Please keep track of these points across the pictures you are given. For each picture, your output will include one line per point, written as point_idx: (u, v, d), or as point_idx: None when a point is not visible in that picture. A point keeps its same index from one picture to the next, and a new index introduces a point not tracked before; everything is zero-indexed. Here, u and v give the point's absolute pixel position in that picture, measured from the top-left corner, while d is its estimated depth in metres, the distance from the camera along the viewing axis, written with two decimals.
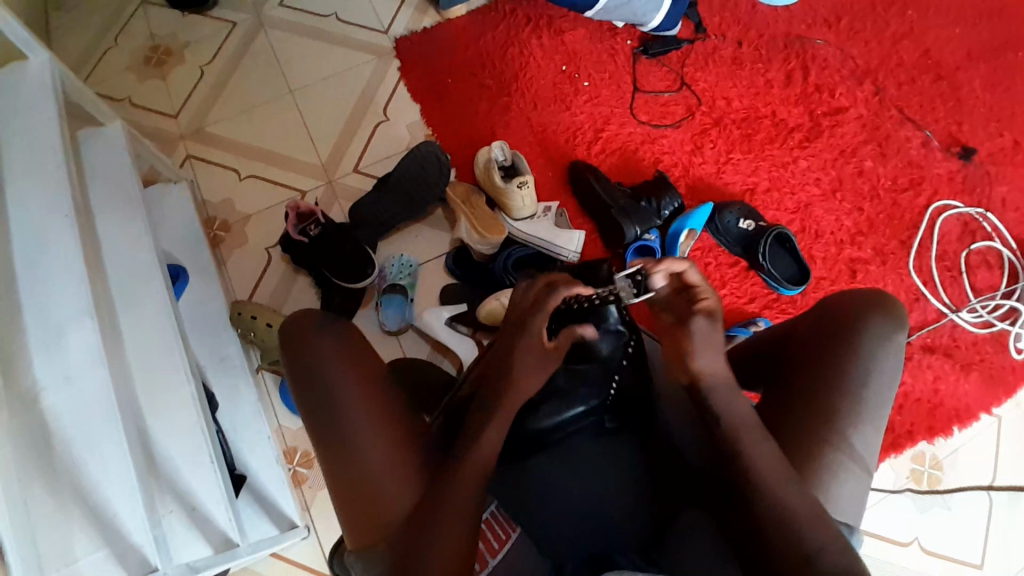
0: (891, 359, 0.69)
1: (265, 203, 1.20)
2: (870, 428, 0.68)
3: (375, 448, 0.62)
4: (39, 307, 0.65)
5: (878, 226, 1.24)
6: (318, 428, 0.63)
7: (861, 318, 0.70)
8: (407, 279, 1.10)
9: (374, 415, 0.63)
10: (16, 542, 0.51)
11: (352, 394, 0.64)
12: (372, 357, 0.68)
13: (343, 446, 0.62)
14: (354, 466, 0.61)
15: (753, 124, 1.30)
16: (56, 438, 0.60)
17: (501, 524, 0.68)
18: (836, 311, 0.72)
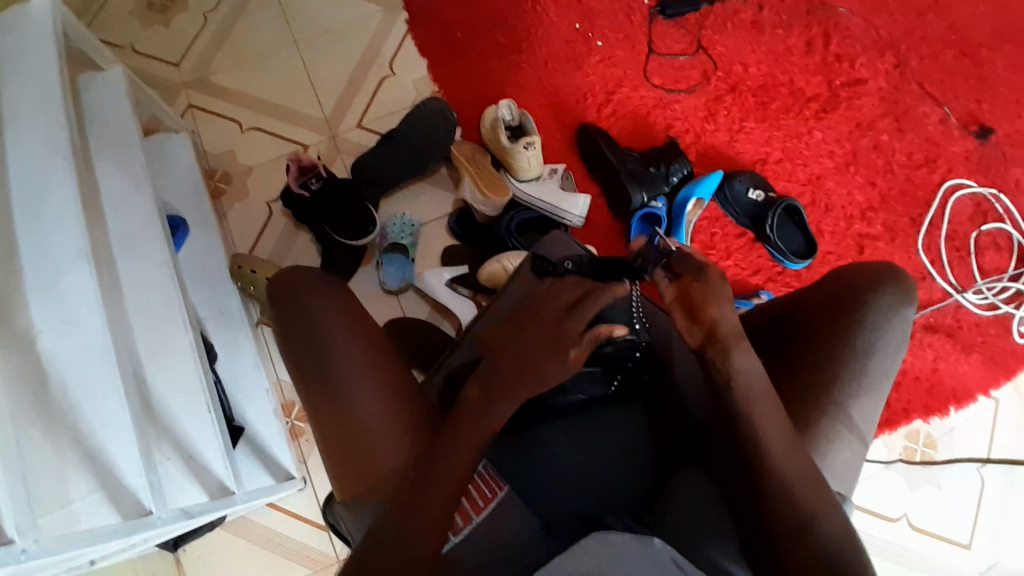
0: (896, 333, 0.69)
1: (267, 157, 1.18)
2: (870, 400, 0.68)
3: (373, 400, 0.62)
4: (38, 250, 0.64)
5: (890, 203, 1.22)
6: (313, 386, 0.63)
7: (868, 291, 0.69)
8: (409, 238, 1.08)
9: (371, 368, 0.64)
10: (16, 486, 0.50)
11: (348, 353, 0.64)
12: (367, 317, 0.67)
13: (339, 406, 0.62)
14: (350, 424, 0.62)
15: (769, 92, 1.26)
16: (52, 380, 0.60)
17: (488, 481, 0.64)
18: (844, 283, 0.71)
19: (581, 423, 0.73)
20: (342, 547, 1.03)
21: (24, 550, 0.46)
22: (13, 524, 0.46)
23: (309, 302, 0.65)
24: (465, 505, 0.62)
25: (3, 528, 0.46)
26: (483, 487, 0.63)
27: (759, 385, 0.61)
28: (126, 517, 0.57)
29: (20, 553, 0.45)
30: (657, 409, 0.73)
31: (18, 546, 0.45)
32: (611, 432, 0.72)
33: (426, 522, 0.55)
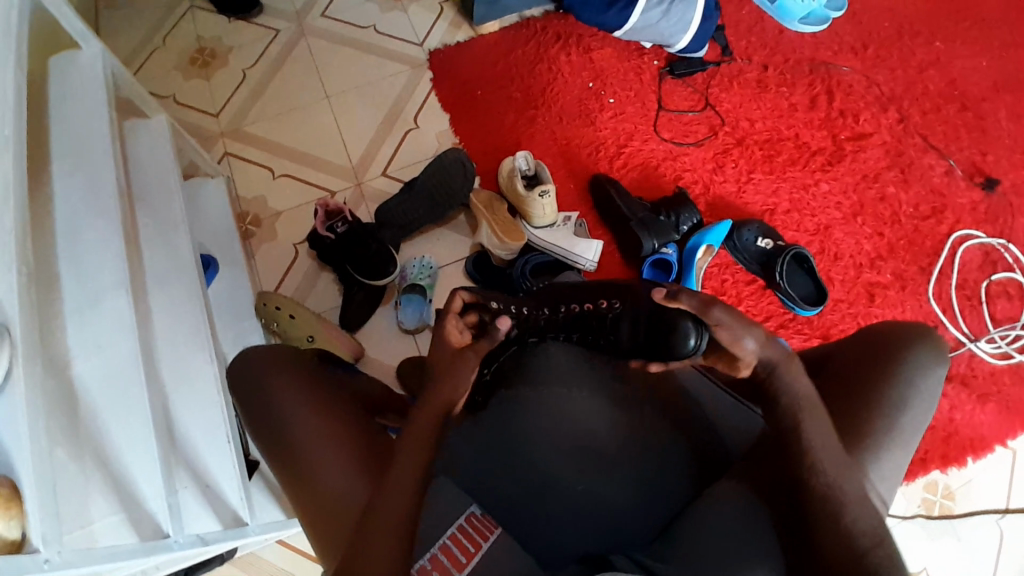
0: (928, 392, 0.64)
1: (295, 201, 1.24)
2: (897, 453, 0.63)
3: (330, 466, 0.64)
4: (80, 281, 0.70)
5: (898, 252, 1.24)
6: (286, 472, 0.66)
7: (899, 353, 0.65)
8: (427, 280, 1.12)
9: (327, 438, 0.66)
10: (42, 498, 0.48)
11: (306, 435, 0.66)
12: (334, 401, 0.69)
13: (298, 457, 0.65)
14: (322, 506, 0.63)
15: (775, 146, 1.31)
16: (82, 403, 0.65)
17: (477, 528, 0.63)
18: (875, 343, 0.67)
19: (598, 457, 0.71)
20: None
21: (47, 560, 0.45)
22: (38, 534, 0.46)
23: (251, 364, 0.72)
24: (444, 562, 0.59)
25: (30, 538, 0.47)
26: (465, 542, 0.61)
27: (817, 412, 0.59)
28: (145, 538, 0.59)
29: (44, 563, 0.45)
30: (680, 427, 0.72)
31: (41, 556, 0.45)
32: (649, 453, 0.70)
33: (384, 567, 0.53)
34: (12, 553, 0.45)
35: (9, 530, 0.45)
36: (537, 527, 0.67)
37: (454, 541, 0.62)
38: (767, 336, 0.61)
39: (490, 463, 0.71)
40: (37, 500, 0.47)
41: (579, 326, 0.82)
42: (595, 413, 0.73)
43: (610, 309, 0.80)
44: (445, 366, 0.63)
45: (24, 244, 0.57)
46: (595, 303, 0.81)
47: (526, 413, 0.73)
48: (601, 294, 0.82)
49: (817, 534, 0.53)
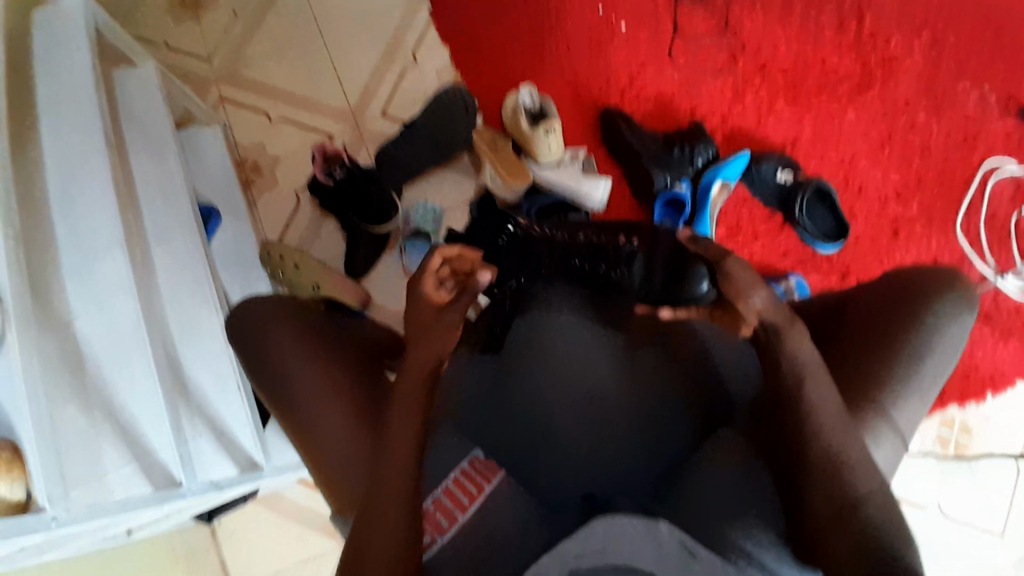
0: (954, 339, 0.61)
1: (294, 146, 1.20)
2: (914, 402, 0.60)
3: (337, 426, 0.64)
4: (76, 237, 0.68)
5: (926, 183, 1.17)
6: (292, 429, 0.66)
7: (920, 297, 0.62)
8: (432, 225, 1.10)
9: (333, 396, 0.65)
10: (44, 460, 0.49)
11: (308, 392, 0.66)
12: (334, 355, 0.68)
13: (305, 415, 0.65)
14: (330, 462, 0.64)
15: (799, 72, 1.22)
16: (87, 358, 0.64)
17: (478, 473, 0.62)
18: (901, 288, 0.63)
19: (608, 402, 0.69)
20: None
21: (55, 518, 0.49)
22: (43, 493, 0.49)
23: (252, 319, 0.70)
24: (447, 505, 0.59)
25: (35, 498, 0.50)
26: (467, 485, 0.60)
27: (819, 366, 0.58)
28: (158, 487, 0.62)
29: (52, 521, 0.48)
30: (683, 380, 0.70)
31: (48, 514, 0.48)
32: (648, 407, 0.69)
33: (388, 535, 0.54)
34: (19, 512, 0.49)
35: (12, 492, 0.49)
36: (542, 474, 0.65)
37: (457, 485, 0.61)
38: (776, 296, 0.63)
39: (490, 417, 0.71)
40: (40, 467, 0.49)
41: (591, 260, 0.80)
42: (600, 361, 0.72)
43: (626, 246, 0.80)
44: (426, 316, 0.65)
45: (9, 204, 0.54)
46: (614, 240, 0.81)
47: (529, 372, 0.72)
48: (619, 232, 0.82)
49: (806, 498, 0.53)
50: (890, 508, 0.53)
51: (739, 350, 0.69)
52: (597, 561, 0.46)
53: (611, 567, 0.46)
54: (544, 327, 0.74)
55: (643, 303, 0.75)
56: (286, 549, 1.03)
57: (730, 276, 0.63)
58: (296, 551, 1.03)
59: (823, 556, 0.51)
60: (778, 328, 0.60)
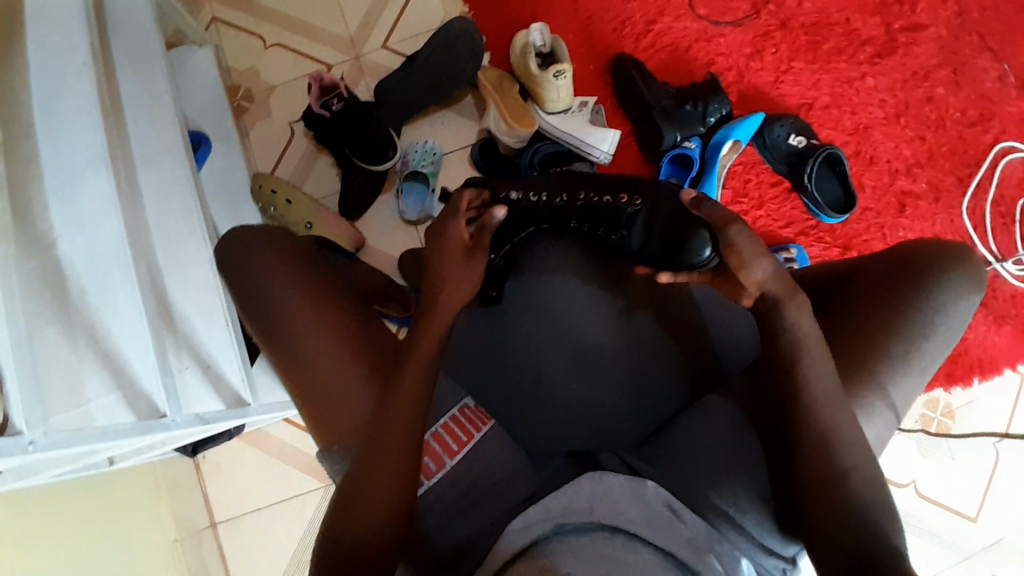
0: (958, 318, 0.60)
1: (289, 74, 1.14)
2: (912, 379, 0.59)
3: (330, 366, 0.61)
4: (56, 152, 0.65)
5: (938, 159, 1.14)
6: (281, 363, 0.63)
7: (931, 274, 0.61)
8: (430, 167, 1.06)
9: (325, 336, 0.62)
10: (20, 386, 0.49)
11: (302, 326, 0.63)
12: (329, 290, 0.65)
13: (294, 356, 0.62)
14: (318, 401, 0.61)
15: (822, 31, 1.16)
16: (70, 282, 0.61)
17: (468, 420, 0.62)
18: (911, 263, 0.62)
19: (597, 358, 0.70)
20: None
21: (31, 442, 0.48)
22: (19, 417, 0.49)
23: (246, 253, 0.67)
24: (436, 449, 0.60)
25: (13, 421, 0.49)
26: (457, 431, 0.61)
27: (818, 343, 0.55)
28: (141, 416, 0.61)
29: (28, 445, 0.47)
30: (678, 339, 0.69)
31: (24, 439, 0.47)
32: (642, 366, 0.69)
33: (387, 478, 0.53)
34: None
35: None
36: (528, 425, 0.67)
37: (445, 430, 0.61)
38: (781, 271, 0.58)
39: (483, 365, 0.70)
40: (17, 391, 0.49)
41: (591, 219, 0.71)
42: (596, 317, 0.71)
43: (628, 207, 0.69)
44: (461, 275, 0.62)
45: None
46: (614, 197, 0.70)
47: (525, 322, 0.72)
48: (624, 187, 0.71)
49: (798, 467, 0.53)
50: (880, 486, 0.52)
51: (741, 321, 0.68)
52: (585, 517, 0.50)
53: (597, 523, 0.50)
54: (542, 280, 0.73)
55: (643, 266, 0.70)
56: (271, 486, 1.04)
57: (732, 245, 0.58)
58: (281, 489, 1.04)
59: (809, 521, 0.52)
60: (779, 300, 0.57)
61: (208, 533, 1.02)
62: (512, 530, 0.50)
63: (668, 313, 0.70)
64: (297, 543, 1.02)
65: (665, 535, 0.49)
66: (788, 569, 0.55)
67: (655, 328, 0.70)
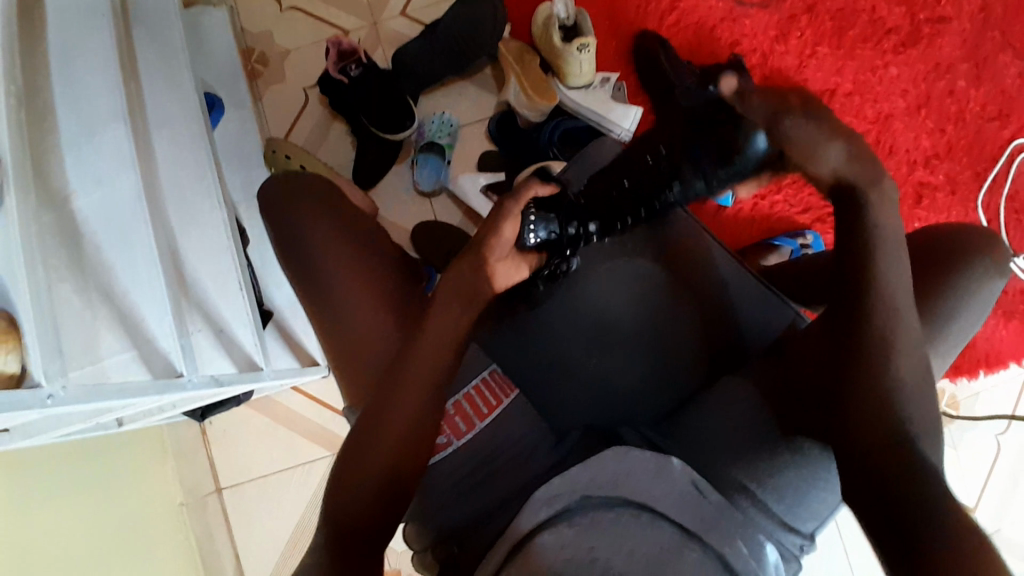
0: (982, 302, 0.61)
1: (305, 38, 1.12)
2: (934, 364, 0.60)
3: (358, 308, 0.63)
4: (72, 105, 0.64)
5: (956, 152, 1.13)
6: (310, 300, 0.64)
7: (963, 257, 0.61)
8: (446, 139, 1.04)
9: (355, 277, 0.64)
10: (41, 337, 0.47)
11: (333, 265, 0.64)
12: (365, 242, 0.67)
13: (324, 294, 0.64)
14: (343, 341, 0.63)
15: (848, 17, 1.15)
16: (86, 239, 0.61)
17: (492, 387, 0.64)
18: (936, 247, 0.62)
19: (616, 334, 0.70)
20: None
21: (51, 395, 0.46)
22: (40, 368, 0.47)
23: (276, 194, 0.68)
24: (466, 410, 0.61)
25: (30, 373, 0.46)
26: (487, 395, 0.62)
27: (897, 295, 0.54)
28: (157, 375, 0.60)
29: (48, 398, 0.46)
30: (701, 318, 0.69)
31: (44, 392, 0.46)
32: (662, 344, 0.69)
33: (406, 411, 0.54)
34: (11, 386, 0.45)
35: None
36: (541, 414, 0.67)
37: (474, 392, 0.63)
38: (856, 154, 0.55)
39: (505, 335, 0.70)
40: (38, 340, 0.47)
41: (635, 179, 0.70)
42: (617, 289, 0.71)
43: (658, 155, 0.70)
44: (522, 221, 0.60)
45: (13, 67, 0.56)
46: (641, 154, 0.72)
47: (557, 290, 0.70)
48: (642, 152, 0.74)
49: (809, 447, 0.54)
50: None
51: (766, 304, 0.69)
52: (607, 492, 0.50)
53: (621, 498, 0.50)
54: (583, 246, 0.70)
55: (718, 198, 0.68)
56: (277, 453, 1.04)
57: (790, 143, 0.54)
58: (288, 456, 1.04)
59: None
60: (857, 187, 0.55)
61: (213, 498, 1.01)
62: (535, 500, 0.50)
63: (693, 287, 0.70)
64: (302, 511, 1.03)
65: (685, 512, 0.50)
66: (805, 545, 0.55)
67: (678, 305, 0.70)
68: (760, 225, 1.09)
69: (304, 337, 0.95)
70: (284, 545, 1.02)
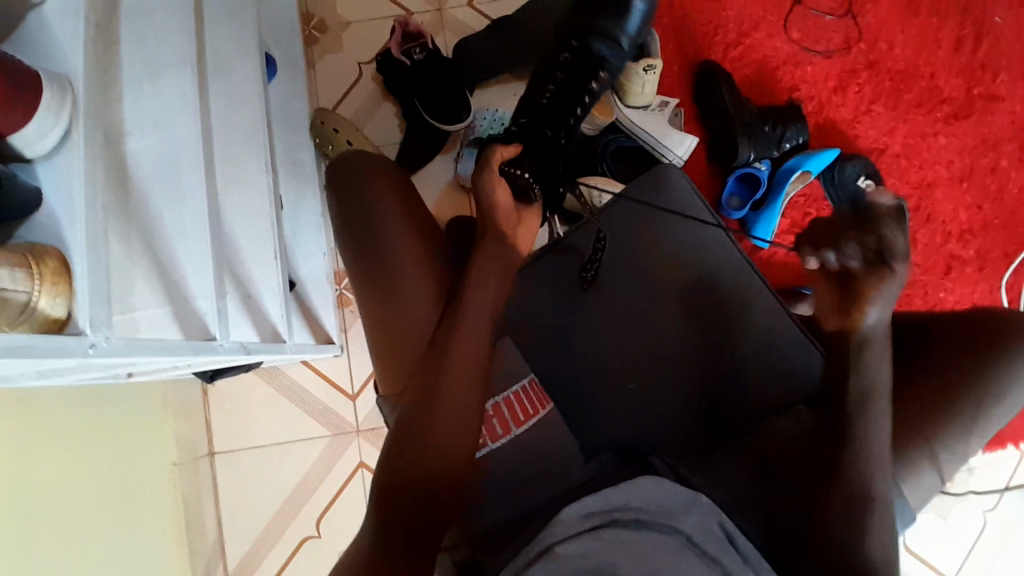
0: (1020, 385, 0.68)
1: (369, 11, 1.11)
2: (970, 438, 0.68)
3: (414, 300, 0.70)
4: (142, 42, 0.61)
5: (990, 230, 1.14)
6: (378, 287, 0.71)
7: (1004, 344, 0.68)
8: (495, 136, 1.03)
9: (415, 266, 0.71)
10: (91, 284, 0.46)
11: (396, 256, 0.71)
12: (427, 233, 0.74)
13: (388, 282, 0.71)
14: (396, 327, 0.70)
15: (907, 80, 1.15)
16: (134, 182, 0.59)
17: (532, 397, 0.68)
18: (983, 329, 0.69)
19: (664, 360, 0.77)
20: (365, 418, 1.04)
21: (93, 345, 0.45)
22: (86, 316, 0.45)
23: (354, 176, 0.74)
24: (505, 416, 0.66)
25: (75, 320, 0.45)
26: (528, 403, 0.66)
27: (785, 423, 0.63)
28: (190, 335, 0.58)
29: (91, 348, 0.45)
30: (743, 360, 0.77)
31: (87, 341, 0.45)
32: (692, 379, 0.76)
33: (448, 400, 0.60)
34: (54, 332, 0.44)
35: (15, 284, 0.41)
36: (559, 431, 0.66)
37: (514, 398, 0.67)
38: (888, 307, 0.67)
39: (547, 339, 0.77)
40: (88, 286, 0.46)
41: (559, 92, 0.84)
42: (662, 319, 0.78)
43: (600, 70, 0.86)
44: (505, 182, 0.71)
45: None
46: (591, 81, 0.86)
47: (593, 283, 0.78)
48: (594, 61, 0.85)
49: (835, 509, 0.61)
50: None
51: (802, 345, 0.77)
52: (640, 514, 0.52)
53: (651, 520, 0.52)
54: (637, 254, 0.80)
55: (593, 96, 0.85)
56: (277, 426, 1.03)
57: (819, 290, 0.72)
58: (287, 429, 1.03)
59: None
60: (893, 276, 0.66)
61: (206, 462, 1.00)
62: (571, 515, 0.51)
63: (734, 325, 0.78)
64: (294, 486, 1.03)
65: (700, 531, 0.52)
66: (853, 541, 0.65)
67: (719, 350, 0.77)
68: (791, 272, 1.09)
69: (324, 314, 0.93)
70: (273, 518, 1.02)
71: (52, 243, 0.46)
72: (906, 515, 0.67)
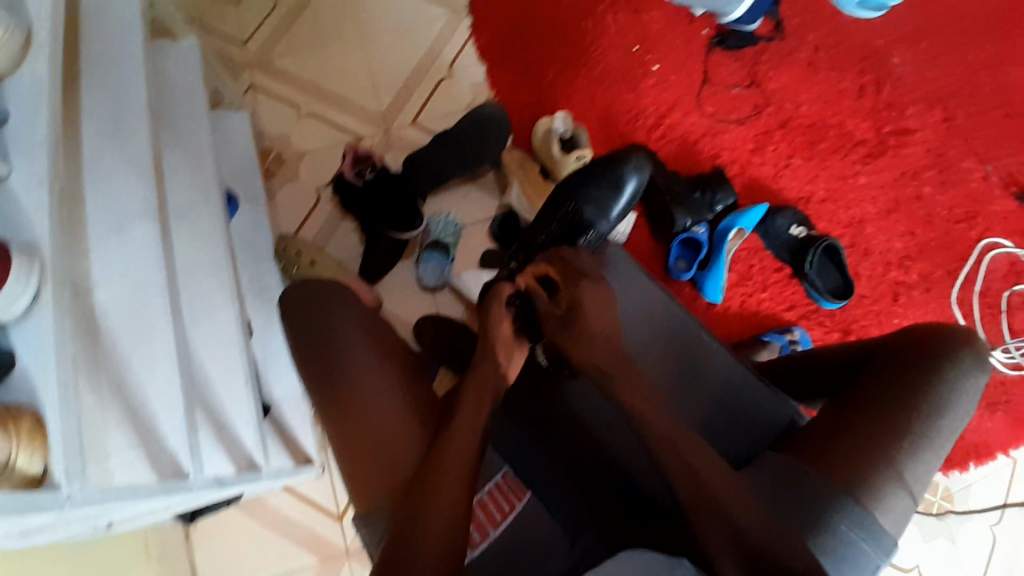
0: (970, 395, 0.69)
1: (321, 141, 1.20)
2: (931, 453, 0.67)
3: (383, 408, 0.71)
4: (107, 199, 0.66)
5: (927, 252, 1.21)
6: (337, 394, 0.72)
7: (944, 357, 0.69)
8: (451, 238, 1.11)
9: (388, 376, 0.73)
10: (63, 440, 0.48)
11: (361, 367, 0.73)
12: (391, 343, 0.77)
13: (353, 394, 0.72)
14: (370, 434, 0.70)
15: (819, 132, 1.26)
16: (103, 330, 0.62)
17: (507, 492, 0.73)
18: (922, 345, 0.71)
19: (621, 429, 0.78)
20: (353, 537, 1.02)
21: (68, 498, 0.48)
22: (60, 470, 0.48)
23: (307, 295, 0.77)
24: (482, 518, 0.71)
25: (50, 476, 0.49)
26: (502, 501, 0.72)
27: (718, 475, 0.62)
28: (163, 476, 0.59)
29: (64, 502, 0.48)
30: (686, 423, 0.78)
31: (63, 494, 0.48)
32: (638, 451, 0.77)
33: (442, 502, 0.61)
34: (31, 487, 0.48)
35: None
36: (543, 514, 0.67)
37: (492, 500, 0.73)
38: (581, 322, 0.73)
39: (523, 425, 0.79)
40: (61, 442, 0.48)
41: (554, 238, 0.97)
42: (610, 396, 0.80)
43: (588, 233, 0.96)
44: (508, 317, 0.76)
45: (55, 156, 0.56)
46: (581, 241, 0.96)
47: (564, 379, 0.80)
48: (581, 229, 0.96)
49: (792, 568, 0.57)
50: None
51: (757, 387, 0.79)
52: None
53: None
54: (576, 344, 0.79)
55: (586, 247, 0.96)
56: (266, 557, 1.00)
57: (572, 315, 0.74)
58: (276, 559, 1.00)
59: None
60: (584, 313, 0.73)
61: None
62: None
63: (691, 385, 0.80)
64: None
65: None
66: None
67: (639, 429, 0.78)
68: (748, 322, 1.14)
69: (302, 434, 0.93)
70: None
71: (27, 400, 0.50)
72: (884, 543, 0.64)
